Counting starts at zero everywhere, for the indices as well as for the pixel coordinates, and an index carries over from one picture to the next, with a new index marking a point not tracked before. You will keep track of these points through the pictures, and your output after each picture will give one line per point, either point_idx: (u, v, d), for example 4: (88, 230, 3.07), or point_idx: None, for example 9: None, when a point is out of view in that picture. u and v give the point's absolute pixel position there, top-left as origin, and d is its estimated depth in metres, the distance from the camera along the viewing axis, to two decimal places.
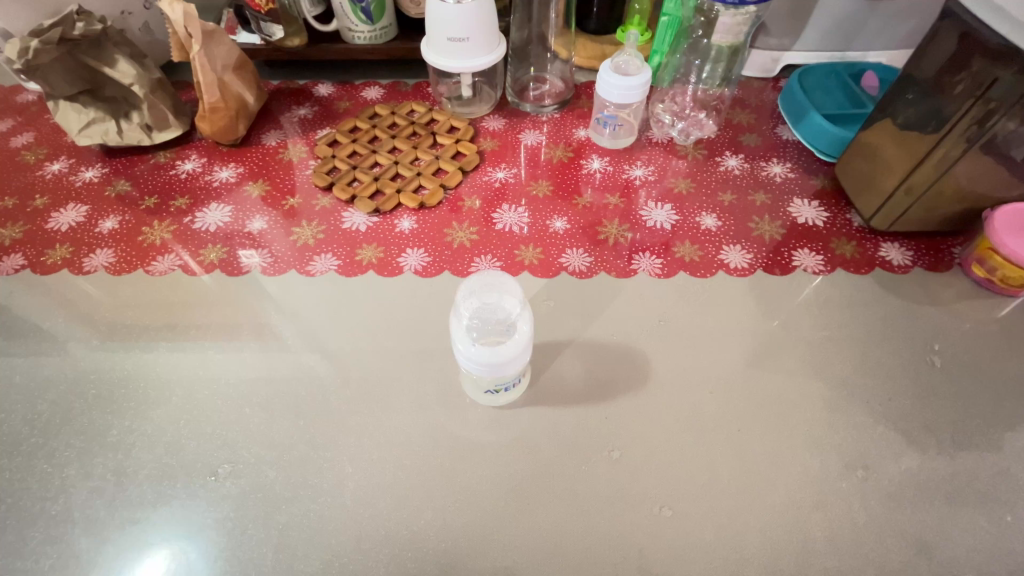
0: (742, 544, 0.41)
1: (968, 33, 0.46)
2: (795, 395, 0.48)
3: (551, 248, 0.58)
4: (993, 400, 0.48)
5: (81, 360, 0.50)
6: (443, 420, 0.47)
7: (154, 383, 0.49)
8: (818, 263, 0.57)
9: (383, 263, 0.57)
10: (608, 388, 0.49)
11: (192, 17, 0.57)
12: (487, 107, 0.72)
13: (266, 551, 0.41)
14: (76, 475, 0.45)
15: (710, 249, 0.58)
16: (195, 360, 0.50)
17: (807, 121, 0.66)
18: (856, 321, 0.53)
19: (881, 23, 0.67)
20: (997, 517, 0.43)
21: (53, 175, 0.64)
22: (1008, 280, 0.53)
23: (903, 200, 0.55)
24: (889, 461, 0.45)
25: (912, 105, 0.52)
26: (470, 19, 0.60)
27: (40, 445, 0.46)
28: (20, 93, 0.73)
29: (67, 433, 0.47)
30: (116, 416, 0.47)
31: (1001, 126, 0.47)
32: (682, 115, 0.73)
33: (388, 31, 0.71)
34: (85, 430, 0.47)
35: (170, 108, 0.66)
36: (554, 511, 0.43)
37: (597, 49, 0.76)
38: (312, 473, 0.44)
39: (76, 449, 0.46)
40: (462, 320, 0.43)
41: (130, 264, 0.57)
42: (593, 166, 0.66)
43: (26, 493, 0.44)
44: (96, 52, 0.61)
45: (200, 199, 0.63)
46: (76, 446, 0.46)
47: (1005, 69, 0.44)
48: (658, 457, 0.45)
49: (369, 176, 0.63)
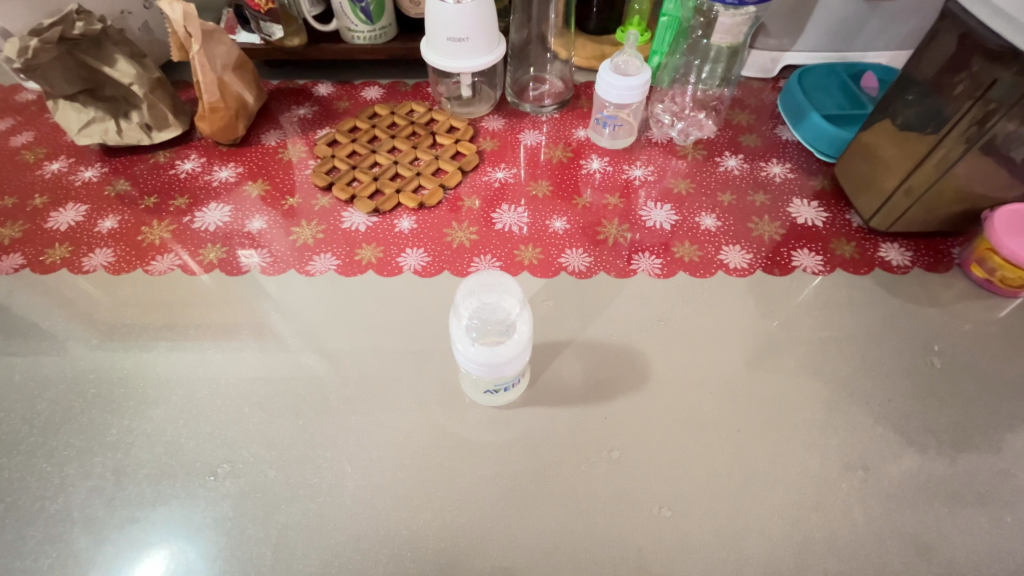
0: (742, 544, 0.41)
1: (968, 34, 0.46)
2: (795, 395, 0.48)
3: (550, 248, 0.58)
4: (992, 401, 0.49)
5: (80, 360, 0.50)
6: (443, 420, 0.47)
7: (153, 383, 0.49)
8: (818, 263, 0.57)
9: (383, 263, 0.57)
10: (607, 388, 0.49)
11: (192, 16, 0.57)
12: (487, 107, 0.72)
13: (266, 551, 0.41)
14: (75, 475, 0.45)
15: (710, 250, 0.58)
16: (194, 360, 0.50)
17: (807, 122, 0.66)
18: (856, 321, 0.53)
19: (881, 23, 0.67)
20: (996, 518, 0.43)
21: (53, 175, 0.64)
22: (1007, 280, 0.53)
23: (903, 200, 0.55)
24: (889, 461, 0.45)
25: (912, 106, 0.52)
26: (470, 19, 0.60)
27: (39, 445, 0.46)
28: (20, 92, 0.73)
29: (67, 433, 0.47)
30: (115, 416, 0.47)
31: (1000, 127, 0.47)
32: (681, 115, 0.73)
33: (388, 31, 0.71)
34: (84, 430, 0.47)
35: (170, 108, 0.66)
36: (554, 510, 0.43)
37: (597, 50, 0.76)
38: (312, 473, 0.44)
39: (76, 449, 0.46)
40: (461, 320, 0.43)
41: (129, 264, 0.57)
42: (593, 166, 0.66)
43: (25, 493, 0.44)
44: (96, 52, 0.61)
45: (200, 199, 0.63)
46: (75, 446, 0.46)
47: (1005, 70, 0.44)
48: (657, 457, 0.45)
49: (369, 176, 0.63)
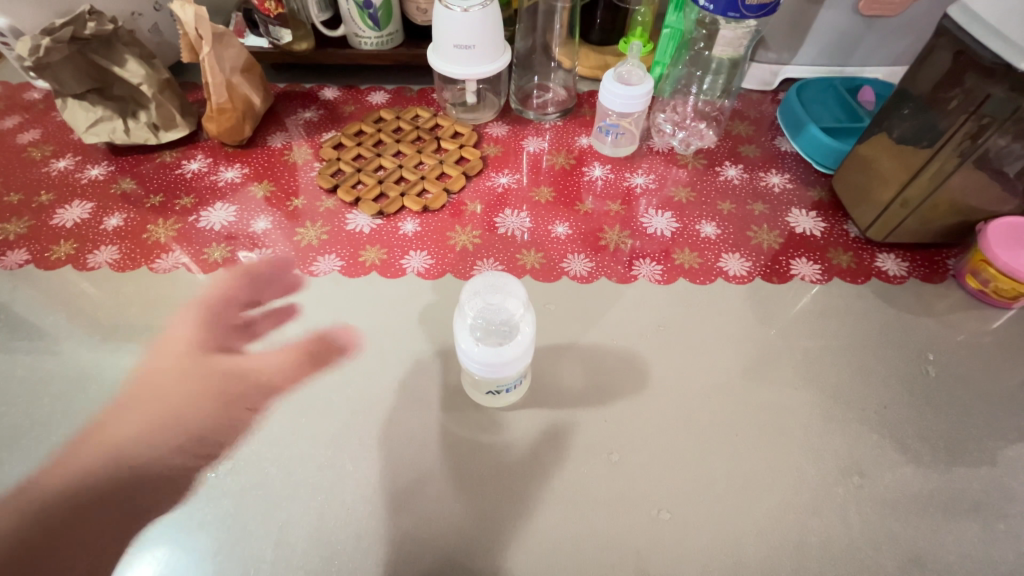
0: (740, 547, 0.42)
1: (962, 50, 0.47)
2: (792, 401, 0.49)
3: (552, 253, 0.59)
4: (987, 411, 0.49)
5: (171, 346, 0.51)
6: (446, 418, 0.47)
7: (235, 376, 0.49)
8: (816, 272, 0.58)
9: (386, 265, 0.57)
10: (609, 392, 0.49)
11: (204, 19, 0.58)
12: (491, 113, 0.73)
13: (265, 548, 0.41)
14: (151, 462, 0.45)
15: (710, 257, 0.59)
16: (275, 356, 0.51)
17: (806, 134, 0.67)
18: (853, 330, 0.54)
19: (879, 39, 0.68)
20: (990, 526, 0.43)
21: (59, 172, 0.65)
22: (1001, 291, 0.54)
23: (898, 212, 0.56)
24: (885, 469, 0.46)
25: (908, 119, 0.54)
26: (477, 27, 0.61)
27: (114, 428, 0.47)
28: (27, 91, 0.73)
29: (154, 419, 0.47)
30: (148, 404, 0.48)
31: (993, 141, 0.49)
32: (683, 124, 0.74)
33: (394, 38, 0.72)
34: (178, 416, 0.47)
35: (178, 108, 0.67)
36: (553, 516, 0.43)
37: (600, 61, 0.77)
38: (313, 470, 0.45)
39: (162, 436, 0.46)
40: (466, 319, 0.44)
41: (134, 261, 0.57)
42: (594, 173, 0.67)
43: (93, 479, 0.44)
44: (107, 52, 0.61)
45: (206, 198, 0.63)
46: (164, 433, 0.46)
47: (997, 86, 0.46)
48: (656, 459, 0.46)
49: (373, 178, 0.64)
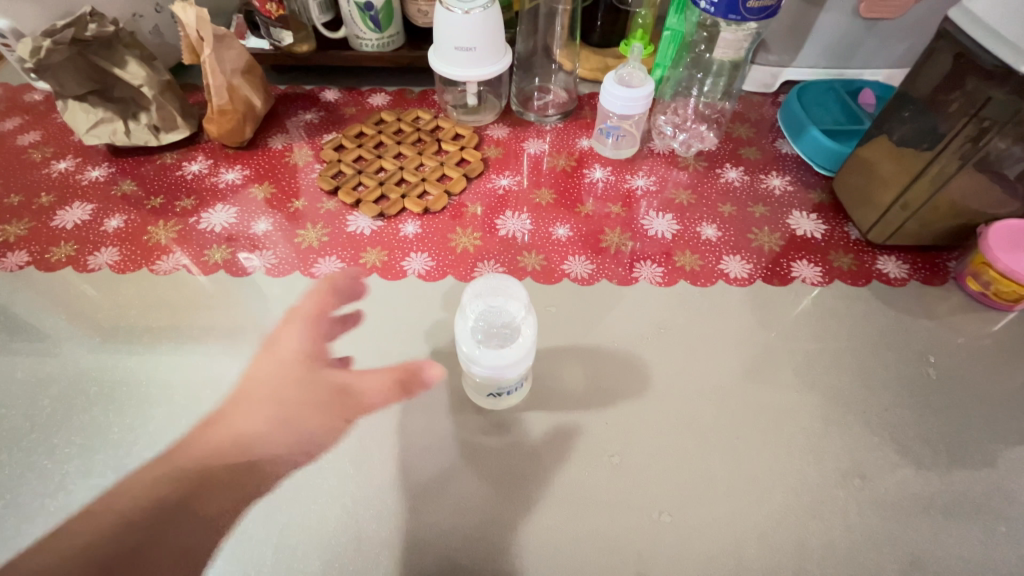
0: (741, 550, 0.42)
1: (962, 53, 0.48)
2: (793, 404, 0.49)
3: (553, 255, 0.59)
4: (987, 414, 0.49)
5: (275, 353, 0.51)
6: (446, 421, 0.47)
7: (343, 390, 0.48)
8: (817, 275, 0.58)
9: (387, 267, 0.57)
10: (609, 394, 0.49)
11: (205, 21, 0.58)
12: (491, 115, 0.73)
13: (266, 551, 0.41)
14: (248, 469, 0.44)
15: (710, 259, 0.59)
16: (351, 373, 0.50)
17: (806, 136, 0.67)
18: (853, 332, 0.54)
19: (879, 42, 0.68)
20: (991, 529, 0.43)
21: (60, 174, 0.65)
22: (1002, 294, 0.54)
23: (899, 215, 0.56)
24: (886, 472, 0.46)
25: (908, 122, 0.54)
26: (478, 29, 0.61)
27: (178, 434, 0.46)
28: (27, 92, 0.73)
29: (258, 426, 0.46)
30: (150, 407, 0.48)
31: (994, 144, 0.49)
32: (683, 126, 0.74)
33: (395, 40, 0.72)
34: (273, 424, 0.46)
35: (178, 110, 0.67)
36: (554, 518, 0.43)
37: (600, 62, 0.77)
38: (314, 473, 0.45)
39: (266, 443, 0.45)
40: (467, 322, 0.44)
41: (134, 263, 0.57)
42: (595, 175, 0.67)
43: (95, 482, 0.44)
44: (108, 53, 0.61)
45: (207, 200, 0.63)
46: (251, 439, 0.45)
47: (998, 89, 0.46)
48: (657, 462, 0.45)
49: (375, 180, 0.64)
